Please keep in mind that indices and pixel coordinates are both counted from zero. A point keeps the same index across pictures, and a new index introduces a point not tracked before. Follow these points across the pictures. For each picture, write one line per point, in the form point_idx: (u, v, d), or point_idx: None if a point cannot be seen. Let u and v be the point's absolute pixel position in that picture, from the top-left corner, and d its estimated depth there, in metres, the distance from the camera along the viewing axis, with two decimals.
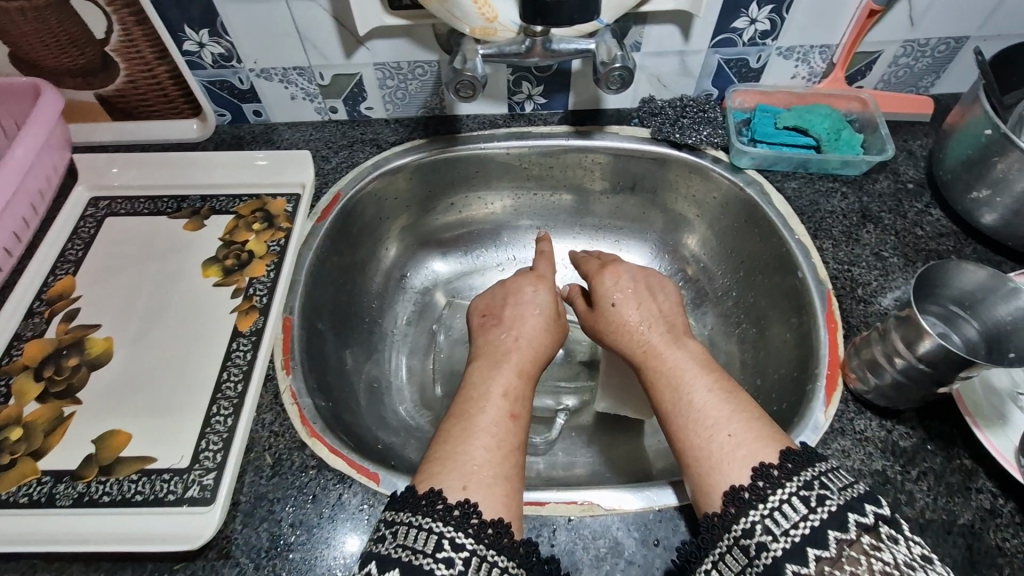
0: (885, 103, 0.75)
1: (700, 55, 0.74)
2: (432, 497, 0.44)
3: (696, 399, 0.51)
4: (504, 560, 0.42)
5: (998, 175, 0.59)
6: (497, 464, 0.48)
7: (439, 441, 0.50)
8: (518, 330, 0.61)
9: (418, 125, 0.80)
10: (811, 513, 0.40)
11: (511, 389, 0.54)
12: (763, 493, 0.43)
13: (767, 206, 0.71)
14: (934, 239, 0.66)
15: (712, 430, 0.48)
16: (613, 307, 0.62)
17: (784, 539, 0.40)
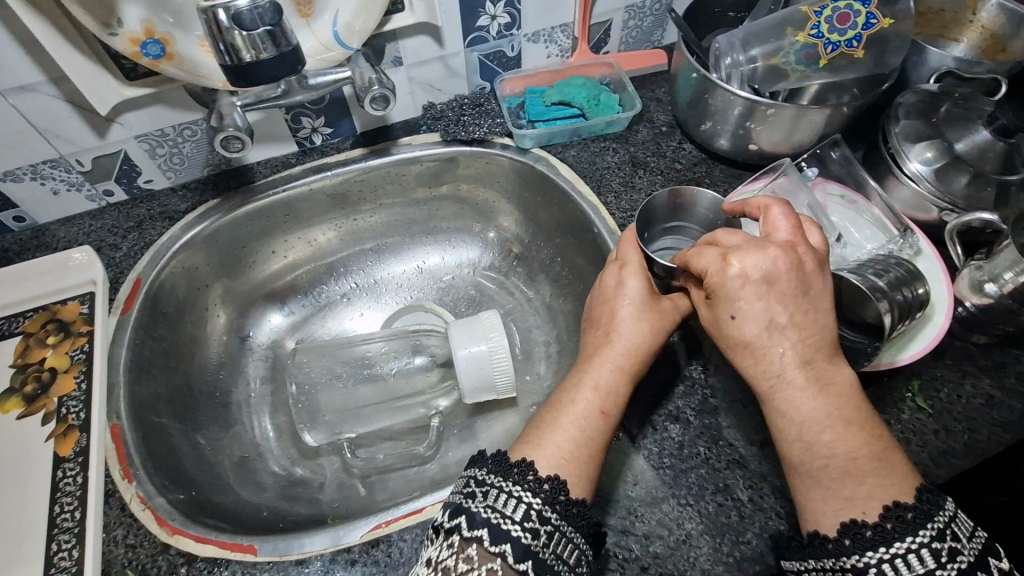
0: (627, 63, 0.86)
1: (460, 56, 0.78)
2: (523, 467, 0.48)
3: (803, 413, 0.47)
4: (572, 530, 0.46)
5: (713, 107, 0.71)
6: (580, 455, 0.50)
7: (534, 425, 0.53)
8: (614, 326, 0.58)
9: (208, 185, 0.77)
10: (937, 568, 0.41)
11: (604, 383, 0.55)
12: (872, 540, 0.42)
13: (556, 176, 0.79)
14: (690, 169, 0.78)
15: (823, 458, 0.45)
16: (733, 319, 0.49)
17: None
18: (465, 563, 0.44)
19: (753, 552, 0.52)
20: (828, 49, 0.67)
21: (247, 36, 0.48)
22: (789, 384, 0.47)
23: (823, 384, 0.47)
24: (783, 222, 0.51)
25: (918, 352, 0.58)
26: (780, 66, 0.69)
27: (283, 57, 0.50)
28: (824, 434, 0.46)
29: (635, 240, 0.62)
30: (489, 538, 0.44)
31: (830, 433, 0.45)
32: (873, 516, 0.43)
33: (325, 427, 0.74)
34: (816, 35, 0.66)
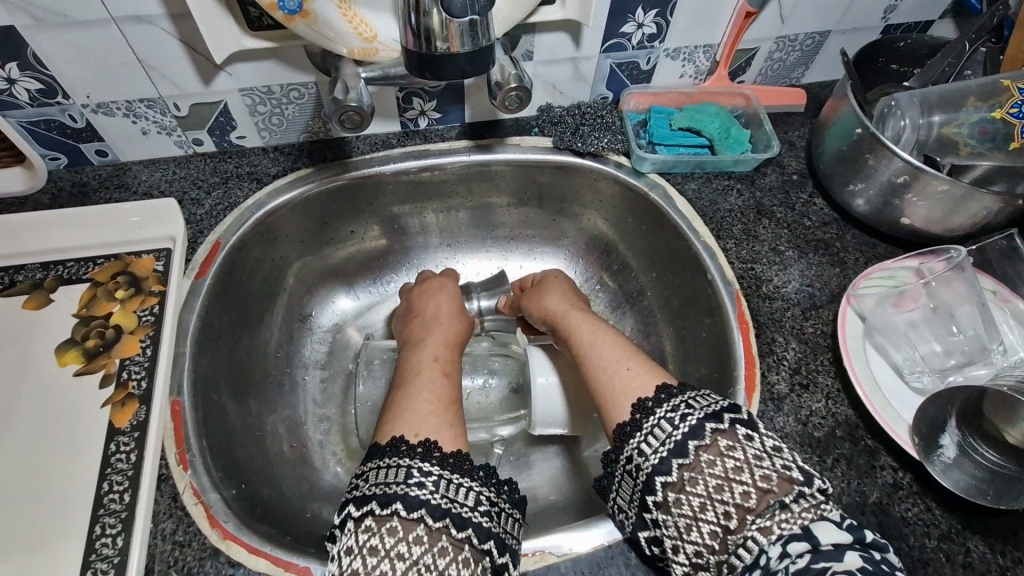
0: (764, 98, 0.78)
1: (592, 61, 0.72)
2: (397, 443, 0.46)
3: (590, 363, 0.55)
4: (467, 480, 0.44)
5: (869, 168, 0.64)
6: (444, 406, 0.51)
7: (387, 410, 0.51)
8: (431, 324, 0.66)
9: (301, 151, 0.72)
10: (676, 430, 0.45)
11: (438, 358, 0.58)
12: (639, 424, 0.47)
13: (672, 210, 0.72)
14: (820, 228, 0.71)
15: (614, 370, 0.52)
16: (548, 278, 0.74)
17: (654, 457, 0.45)
18: (365, 535, 0.41)
19: None
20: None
21: (444, 21, 0.43)
22: (590, 351, 0.56)
23: (590, 322, 0.61)
24: (550, 277, 0.74)
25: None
26: (952, 136, 0.63)
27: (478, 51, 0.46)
28: (621, 363, 0.52)
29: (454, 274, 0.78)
30: (404, 511, 0.41)
31: (614, 348, 0.55)
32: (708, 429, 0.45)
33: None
34: (1016, 115, 0.60)
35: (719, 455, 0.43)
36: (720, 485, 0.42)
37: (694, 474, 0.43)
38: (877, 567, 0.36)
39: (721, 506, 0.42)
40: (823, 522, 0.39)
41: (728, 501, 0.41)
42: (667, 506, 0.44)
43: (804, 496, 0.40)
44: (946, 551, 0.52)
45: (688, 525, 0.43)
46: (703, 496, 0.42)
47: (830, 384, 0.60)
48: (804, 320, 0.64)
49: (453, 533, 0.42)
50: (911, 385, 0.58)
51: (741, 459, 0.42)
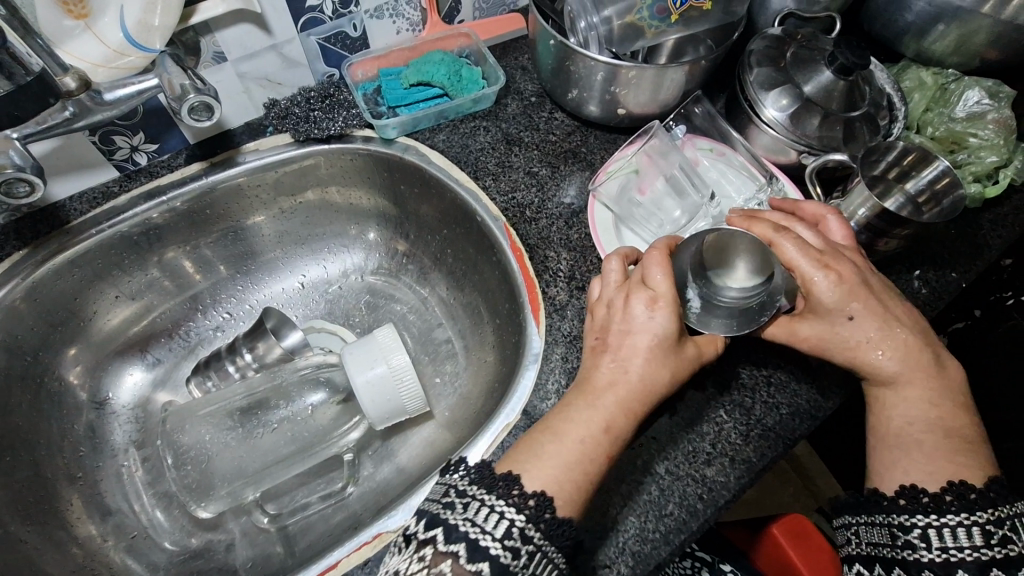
0: (484, 32, 0.80)
1: (294, 43, 0.69)
2: (508, 480, 0.45)
3: (869, 363, 0.53)
4: (554, 552, 0.44)
5: (576, 74, 0.68)
6: (575, 479, 0.46)
7: (536, 429, 0.50)
8: (630, 338, 0.51)
9: (6, 233, 0.63)
10: (944, 546, 0.46)
11: (616, 425, 0.49)
12: (904, 525, 0.48)
13: (428, 165, 0.73)
14: (565, 139, 0.75)
15: (911, 415, 0.52)
16: (851, 320, 0.53)
17: (933, 554, 0.47)
18: (417, 565, 0.42)
19: (677, 522, 0.53)
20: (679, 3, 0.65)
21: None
22: (867, 346, 0.53)
23: (896, 330, 0.53)
24: (833, 291, 0.52)
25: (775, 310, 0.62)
26: (636, 22, 0.67)
27: (22, 88, 0.47)
28: (921, 429, 0.51)
29: (665, 265, 0.52)
30: (465, 555, 0.42)
31: (914, 383, 0.52)
32: (934, 487, 0.48)
33: (223, 496, 0.66)
34: None
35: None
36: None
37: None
38: None
39: None
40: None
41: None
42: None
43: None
44: (722, 380, 0.60)
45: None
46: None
47: None
48: (570, 228, 0.68)
49: None
50: None
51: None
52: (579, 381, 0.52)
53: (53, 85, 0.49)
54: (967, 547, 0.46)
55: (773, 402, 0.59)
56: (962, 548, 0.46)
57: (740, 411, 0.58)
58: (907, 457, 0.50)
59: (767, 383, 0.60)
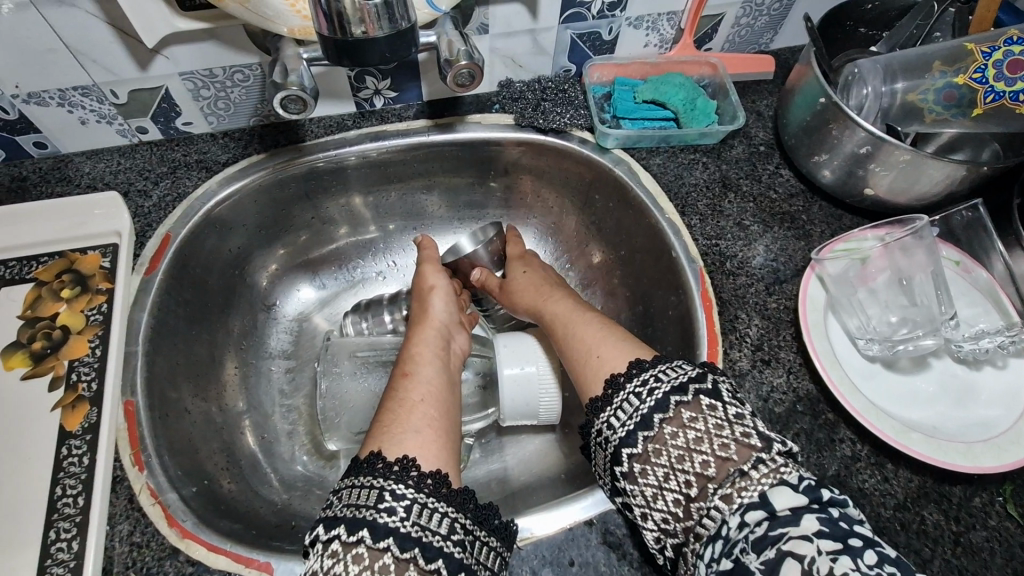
0: (731, 66, 0.76)
1: (551, 32, 0.69)
2: (404, 464, 0.45)
3: (578, 352, 0.55)
4: (442, 505, 0.44)
5: (833, 139, 0.63)
6: (435, 431, 0.49)
7: (381, 414, 0.51)
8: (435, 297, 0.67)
9: (252, 136, 0.69)
10: (673, 449, 0.43)
11: (434, 383, 0.55)
12: (610, 398, 0.48)
13: (637, 185, 0.71)
14: (787, 201, 0.70)
15: (571, 324, 0.59)
16: (524, 272, 0.70)
17: (622, 430, 0.45)
18: (329, 559, 0.40)
19: None
20: (987, 98, 0.58)
21: (358, 4, 0.42)
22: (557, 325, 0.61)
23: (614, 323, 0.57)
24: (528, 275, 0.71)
25: (993, 468, 0.53)
26: (917, 103, 0.61)
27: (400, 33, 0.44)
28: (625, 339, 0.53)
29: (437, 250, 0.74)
30: (346, 530, 0.42)
31: (604, 324, 0.57)
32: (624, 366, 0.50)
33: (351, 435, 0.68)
34: (979, 80, 0.57)
35: (681, 422, 0.44)
36: (681, 455, 0.43)
37: (659, 446, 0.44)
38: (834, 526, 0.37)
39: (682, 475, 0.42)
40: (781, 488, 0.39)
41: (689, 471, 0.42)
42: (633, 474, 0.44)
43: (763, 462, 0.41)
44: (901, 518, 0.53)
45: (654, 494, 0.43)
46: (667, 467, 0.43)
47: (792, 359, 0.60)
48: (767, 295, 0.63)
49: (421, 564, 0.41)
50: (864, 348, 0.59)
51: (702, 429, 0.43)
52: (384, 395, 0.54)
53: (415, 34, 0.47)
54: (648, 398, 0.45)
55: (955, 564, 0.51)
56: (629, 420, 0.45)
57: (915, 561, 0.51)
58: (605, 339, 0.54)
59: (954, 542, 0.52)
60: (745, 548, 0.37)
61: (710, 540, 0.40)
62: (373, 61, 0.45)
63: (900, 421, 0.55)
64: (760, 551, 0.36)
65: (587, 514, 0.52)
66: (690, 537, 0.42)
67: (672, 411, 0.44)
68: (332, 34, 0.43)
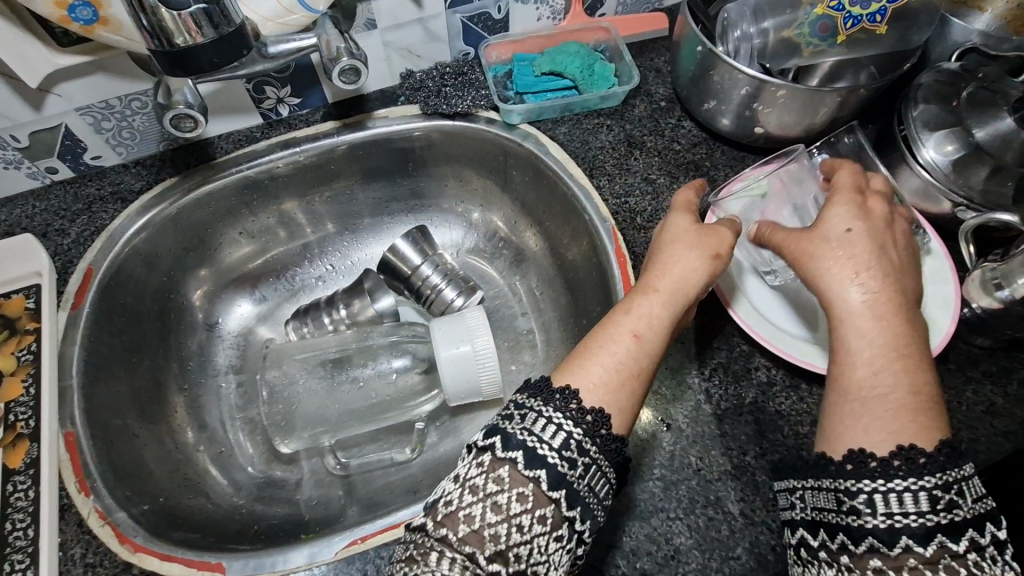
0: (625, 28, 0.78)
1: (440, 19, 0.70)
2: (597, 416, 0.45)
3: (856, 375, 0.46)
4: (601, 461, 0.44)
5: (717, 85, 0.65)
6: (626, 382, 0.48)
7: (581, 346, 0.50)
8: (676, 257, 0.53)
9: (163, 161, 0.70)
10: (922, 545, 0.40)
11: (645, 338, 0.50)
12: (870, 472, 0.42)
13: (545, 156, 0.73)
14: (689, 150, 0.72)
15: (851, 351, 0.47)
16: (846, 232, 0.51)
17: (932, 515, 0.40)
18: (495, 485, 0.42)
19: (742, 568, 0.50)
20: (847, 24, 0.60)
21: (178, 16, 0.44)
22: (840, 326, 0.49)
23: (908, 354, 0.46)
24: (839, 233, 0.51)
25: None
26: (793, 38, 0.63)
27: (224, 40, 0.47)
28: (888, 380, 0.45)
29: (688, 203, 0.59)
30: (523, 461, 0.42)
31: (900, 368, 0.46)
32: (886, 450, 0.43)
33: (304, 437, 0.70)
34: (836, 8, 0.59)
35: (962, 560, 0.40)
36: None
37: (924, 567, 0.40)
38: None
39: None
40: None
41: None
42: (865, 565, 0.41)
43: None
44: None
45: None
46: None
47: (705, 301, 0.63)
48: None
49: (561, 510, 0.42)
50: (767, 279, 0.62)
51: None
52: (608, 326, 0.51)
53: (244, 38, 0.49)
54: (944, 513, 0.40)
55: None
56: (906, 521, 0.40)
57: None
58: (866, 411, 0.45)
59: None
60: None
61: None
62: (200, 68, 0.47)
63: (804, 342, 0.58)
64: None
65: None
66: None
67: (935, 551, 0.40)
68: (158, 46, 0.45)
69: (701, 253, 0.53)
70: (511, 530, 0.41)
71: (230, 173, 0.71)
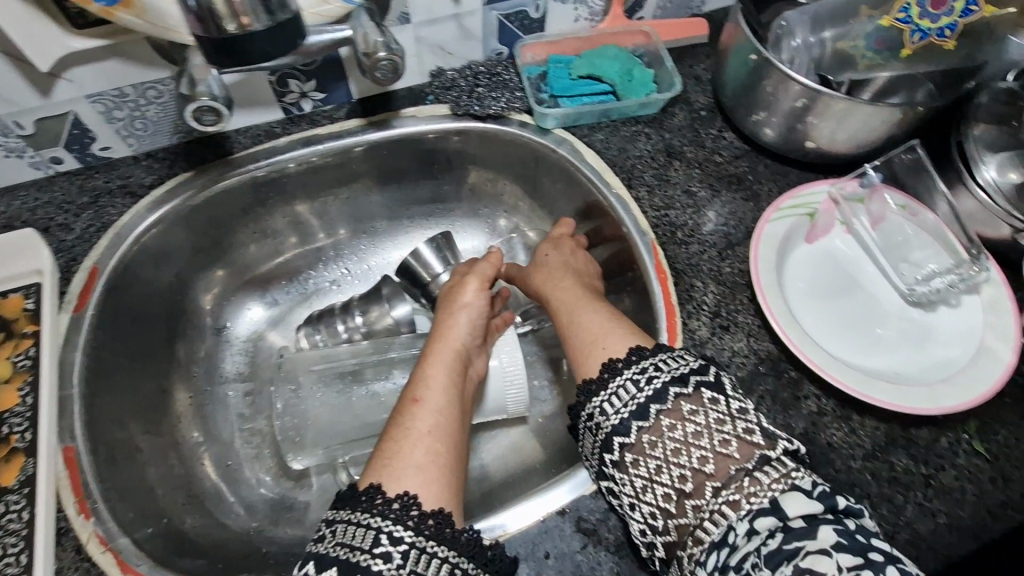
0: (665, 32, 0.74)
1: (476, 15, 0.67)
2: (405, 501, 0.43)
3: (574, 334, 0.53)
4: (445, 551, 0.41)
5: (768, 95, 0.62)
6: (443, 470, 0.46)
7: (384, 441, 0.47)
8: (459, 315, 0.60)
9: (177, 155, 0.66)
10: (640, 391, 0.45)
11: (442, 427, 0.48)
12: (605, 381, 0.47)
13: (581, 164, 0.69)
14: (732, 162, 0.69)
15: (574, 329, 0.53)
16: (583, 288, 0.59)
17: (616, 417, 0.45)
18: None
19: None
20: (914, 38, 0.58)
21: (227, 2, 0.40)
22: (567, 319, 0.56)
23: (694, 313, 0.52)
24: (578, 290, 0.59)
25: (955, 407, 0.53)
26: (848, 50, 0.62)
27: (277, 27, 0.43)
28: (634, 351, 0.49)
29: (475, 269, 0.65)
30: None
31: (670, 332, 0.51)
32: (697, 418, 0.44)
33: (318, 453, 0.66)
34: (904, 20, 0.58)
35: (681, 414, 0.43)
36: (676, 448, 0.43)
37: (655, 437, 0.43)
38: (852, 538, 0.36)
39: (677, 470, 0.42)
40: (793, 493, 0.39)
41: (686, 465, 0.42)
42: (623, 465, 0.44)
43: (770, 463, 0.41)
44: (870, 469, 0.53)
45: (645, 486, 0.43)
46: (662, 460, 0.43)
47: (751, 322, 0.59)
48: (721, 260, 0.63)
49: None
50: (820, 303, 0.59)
51: (702, 424, 0.43)
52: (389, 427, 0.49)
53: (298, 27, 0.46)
54: (646, 386, 0.45)
55: (927, 507, 0.52)
56: (625, 408, 0.45)
57: (887, 508, 0.51)
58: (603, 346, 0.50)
59: (924, 485, 0.53)
60: (756, 563, 0.36)
61: (713, 547, 0.39)
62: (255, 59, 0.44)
63: (862, 372, 0.55)
64: (775, 567, 0.36)
65: (560, 503, 0.51)
66: (684, 538, 0.41)
67: (671, 403, 0.44)
68: (207, 34, 0.42)
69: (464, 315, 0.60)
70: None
71: (246, 170, 0.67)
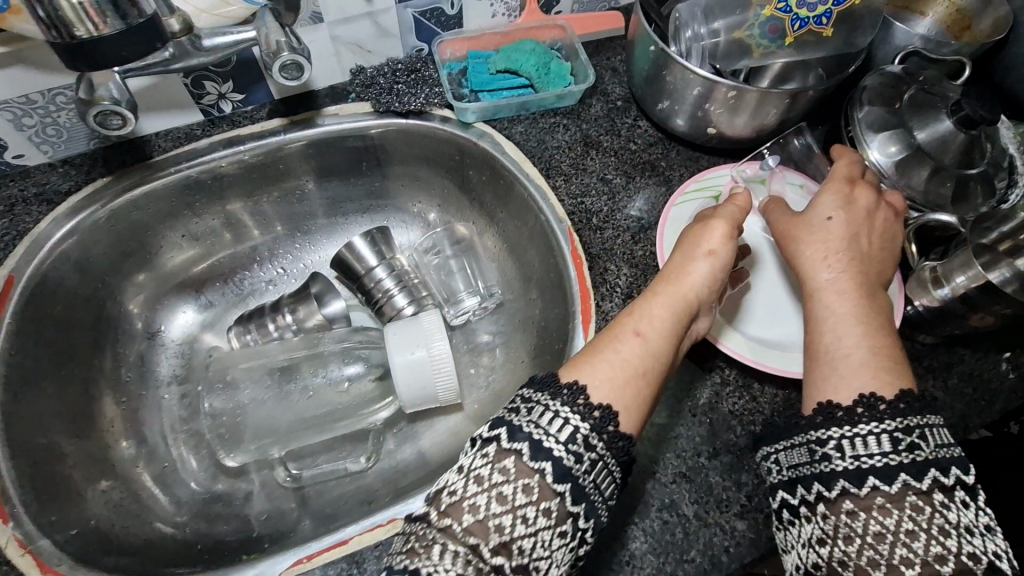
0: (580, 26, 0.77)
1: (390, 13, 0.68)
2: (573, 389, 0.46)
3: (824, 341, 0.51)
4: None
5: (670, 85, 0.65)
6: (631, 380, 0.49)
7: (587, 348, 0.51)
8: (688, 271, 0.55)
9: (94, 160, 0.66)
10: (896, 453, 0.43)
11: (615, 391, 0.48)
12: (854, 416, 0.45)
13: (501, 155, 0.72)
14: (645, 150, 0.72)
15: (835, 336, 0.51)
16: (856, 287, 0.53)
17: (881, 458, 0.43)
18: None
19: (697, 570, 0.50)
20: (795, 25, 0.61)
21: (78, 7, 0.42)
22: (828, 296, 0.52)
23: (869, 319, 0.51)
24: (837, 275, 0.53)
25: None
26: (744, 39, 0.63)
27: (133, 29, 0.45)
28: (853, 341, 0.50)
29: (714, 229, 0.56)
30: None
31: (860, 330, 0.50)
32: (849, 400, 0.47)
33: (251, 449, 0.67)
34: (783, 9, 0.60)
35: (904, 504, 0.42)
36: (912, 530, 0.41)
37: (892, 505, 0.42)
38: None
39: (869, 535, 0.42)
40: None
41: (915, 551, 0.41)
42: (838, 508, 0.43)
43: None
44: None
45: (820, 537, 0.44)
46: (855, 530, 0.42)
47: None
48: (634, 244, 0.66)
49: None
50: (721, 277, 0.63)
51: (931, 517, 0.41)
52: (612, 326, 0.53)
53: (159, 28, 0.47)
54: (904, 451, 0.43)
55: None
56: (883, 457, 0.43)
57: None
58: (834, 371, 0.49)
59: None
60: None
61: None
62: (112, 61, 0.46)
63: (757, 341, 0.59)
64: None
65: None
66: None
67: (926, 484, 0.42)
68: (60, 40, 0.44)
69: (704, 259, 0.55)
70: (516, 521, 0.41)
71: (166, 173, 0.67)
